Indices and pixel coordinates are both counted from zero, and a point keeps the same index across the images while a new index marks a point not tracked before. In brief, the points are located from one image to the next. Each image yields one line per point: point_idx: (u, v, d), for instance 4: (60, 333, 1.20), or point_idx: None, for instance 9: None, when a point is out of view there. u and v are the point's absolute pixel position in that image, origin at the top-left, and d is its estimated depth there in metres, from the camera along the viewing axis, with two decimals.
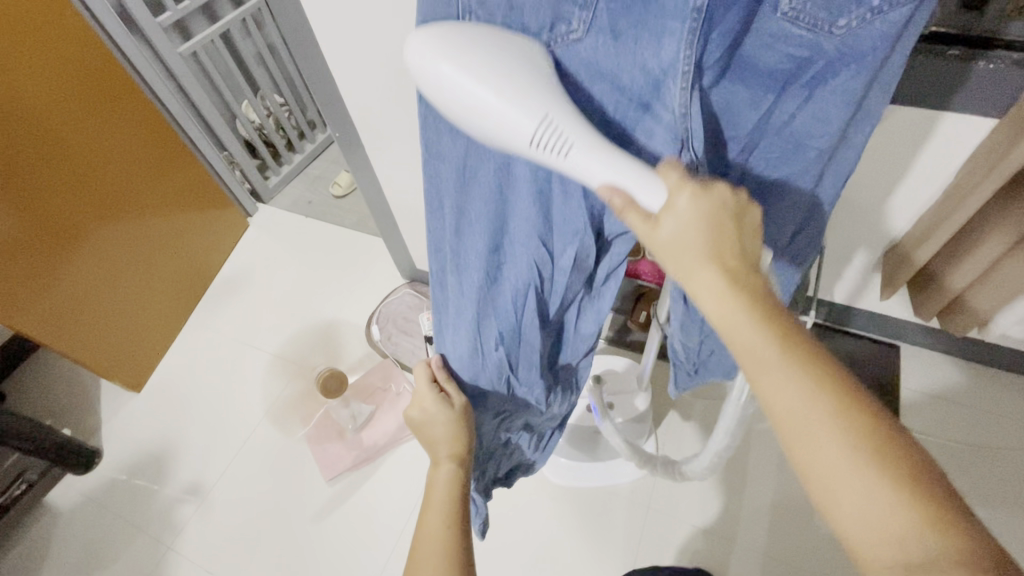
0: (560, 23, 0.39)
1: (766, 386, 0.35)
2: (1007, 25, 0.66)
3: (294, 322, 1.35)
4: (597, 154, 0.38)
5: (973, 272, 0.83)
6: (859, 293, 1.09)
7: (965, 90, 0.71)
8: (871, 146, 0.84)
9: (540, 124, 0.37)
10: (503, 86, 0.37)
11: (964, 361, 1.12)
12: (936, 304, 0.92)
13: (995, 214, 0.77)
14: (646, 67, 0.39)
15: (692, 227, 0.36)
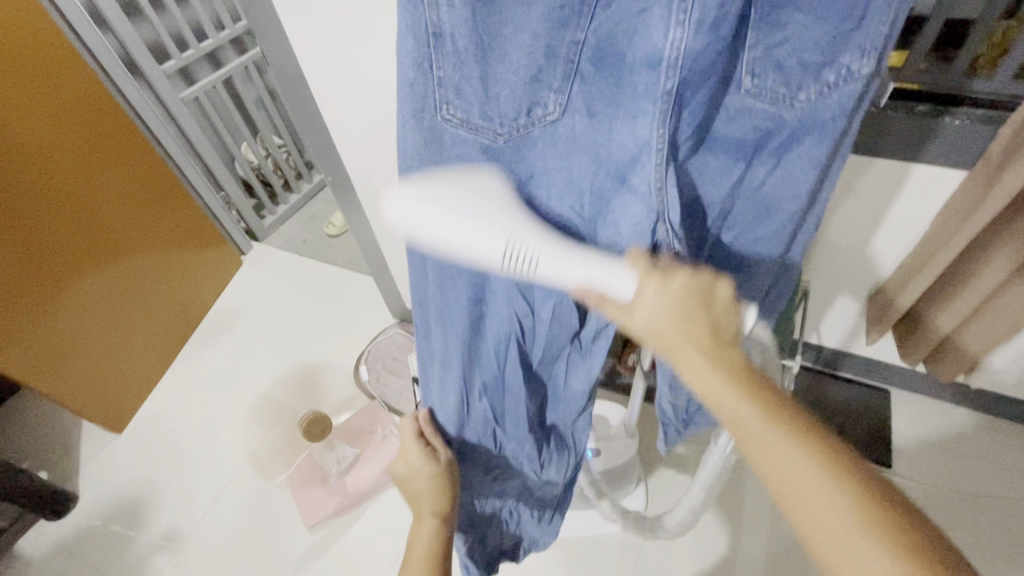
0: (537, 107, 0.40)
1: (760, 463, 0.35)
2: (972, 83, 0.70)
3: (284, 362, 1.34)
4: (561, 265, 0.42)
5: (958, 314, 0.84)
6: (849, 338, 1.09)
7: (937, 146, 0.75)
8: (847, 196, 0.86)
9: (508, 251, 0.42)
10: (467, 226, 0.41)
11: (957, 407, 1.11)
12: (928, 343, 0.91)
13: (973, 259, 0.79)
14: (624, 142, 0.40)
15: (664, 313, 0.39)
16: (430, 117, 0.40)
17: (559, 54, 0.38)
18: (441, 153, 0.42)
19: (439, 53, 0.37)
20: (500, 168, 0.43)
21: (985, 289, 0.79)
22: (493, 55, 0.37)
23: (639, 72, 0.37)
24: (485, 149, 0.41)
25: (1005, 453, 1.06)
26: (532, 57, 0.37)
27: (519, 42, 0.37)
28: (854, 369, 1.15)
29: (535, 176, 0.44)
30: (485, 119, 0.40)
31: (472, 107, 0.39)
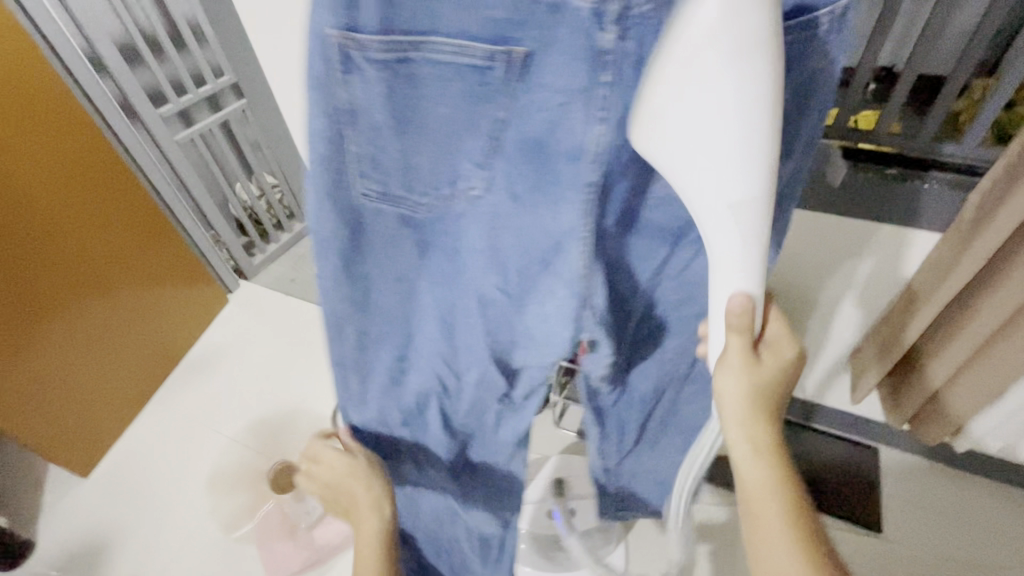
0: (459, 182, 0.42)
1: (749, 464, 0.49)
2: (941, 146, 0.74)
3: (261, 406, 1.31)
4: (755, 245, 0.41)
5: (939, 380, 0.83)
6: (834, 395, 1.07)
7: (915, 209, 0.78)
8: (814, 251, 0.87)
9: (743, 198, 0.38)
10: (755, 150, 0.36)
11: (946, 468, 1.08)
12: (911, 405, 0.89)
13: (950, 326, 0.79)
14: (546, 228, 0.42)
15: (767, 351, 0.50)
16: (341, 189, 0.41)
17: (478, 125, 0.39)
18: (358, 223, 0.43)
19: (349, 129, 0.38)
20: (424, 238, 0.47)
21: (960, 356, 0.78)
22: (410, 129, 0.39)
23: (561, 162, 0.38)
24: (404, 218, 0.44)
25: (994, 518, 1.03)
26: (461, 138, 0.39)
27: (437, 117, 0.38)
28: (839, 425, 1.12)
29: (457, 247, 0.47)
30: (405, 191, 0.42)
31: (389, 180, 0.41)
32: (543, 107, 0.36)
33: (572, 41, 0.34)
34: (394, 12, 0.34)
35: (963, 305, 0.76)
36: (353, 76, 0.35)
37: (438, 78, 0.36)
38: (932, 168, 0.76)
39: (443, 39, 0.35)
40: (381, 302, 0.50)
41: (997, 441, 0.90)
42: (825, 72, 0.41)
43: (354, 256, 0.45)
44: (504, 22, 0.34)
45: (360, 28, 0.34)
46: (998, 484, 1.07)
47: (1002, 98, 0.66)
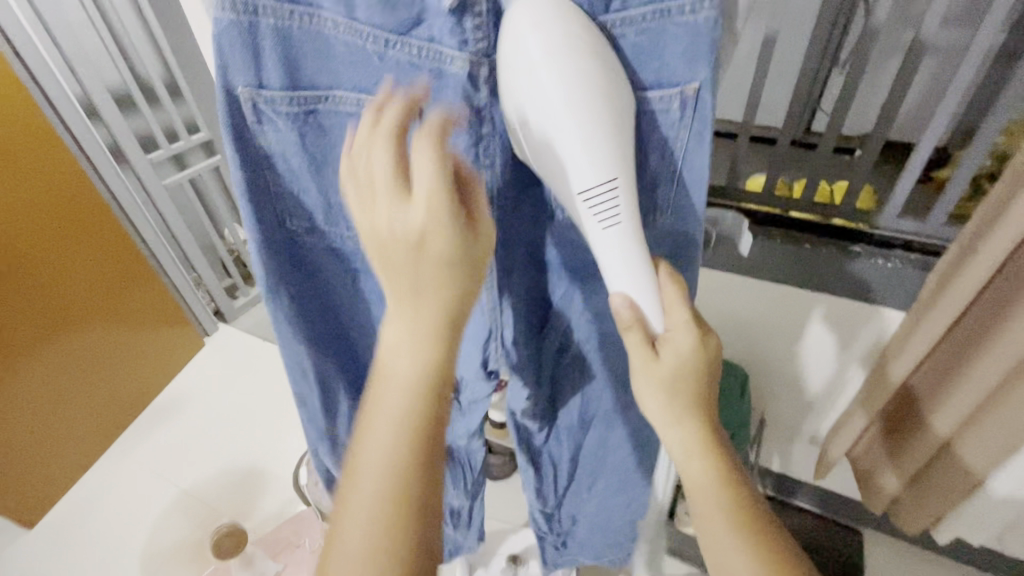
0: None
1: (709, 543, 0.42)
2: (872, 218, 0.75)
3: (220, 459, 1.27)
4: (628, 241, 0.38)
5: (910, 468, 0.80)
6: (807, 466, 1.04)
7: (852, 278, 0.77)
8: (765, 316, 0.87)
9: (599, 184, 0.36)
10: (597, 128, 0.35)
11: (924, 547, 1.05)
12: (884, 492, 0.85)
13: (915, 413, 0.76)
14: (457, 265, 0.46)
15: (686, 360, 0.41)
16: (275, 227, 0.45)
17: None
18: (291, 256, 0.47)
19: (271, 174, 0.42)
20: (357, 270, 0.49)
21: (930, 444, 0.75)
22: (328, 171, 0.43)
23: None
24: (333, 247, 0.47)
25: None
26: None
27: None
28: (819, 501, 1.09)
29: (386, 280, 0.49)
30: (330, 226, 0.45)
31: (314, 215, 0.45)
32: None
33: (452, 103, 0.38)
34: (298, 79, 0.38)
35: (926, 391, 0.74)
36: (266, 125, 0.40)
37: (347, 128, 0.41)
38: (861, 241, 0.77)
39: (343, 93, 0.39)
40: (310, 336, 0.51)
41: (975, 535, 0.84)
42: (681, 147, 0.41)
43: (289, 290, 0.48)
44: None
45: (266, 87, 0.38)
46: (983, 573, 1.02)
47: (966, 176, 0.68)
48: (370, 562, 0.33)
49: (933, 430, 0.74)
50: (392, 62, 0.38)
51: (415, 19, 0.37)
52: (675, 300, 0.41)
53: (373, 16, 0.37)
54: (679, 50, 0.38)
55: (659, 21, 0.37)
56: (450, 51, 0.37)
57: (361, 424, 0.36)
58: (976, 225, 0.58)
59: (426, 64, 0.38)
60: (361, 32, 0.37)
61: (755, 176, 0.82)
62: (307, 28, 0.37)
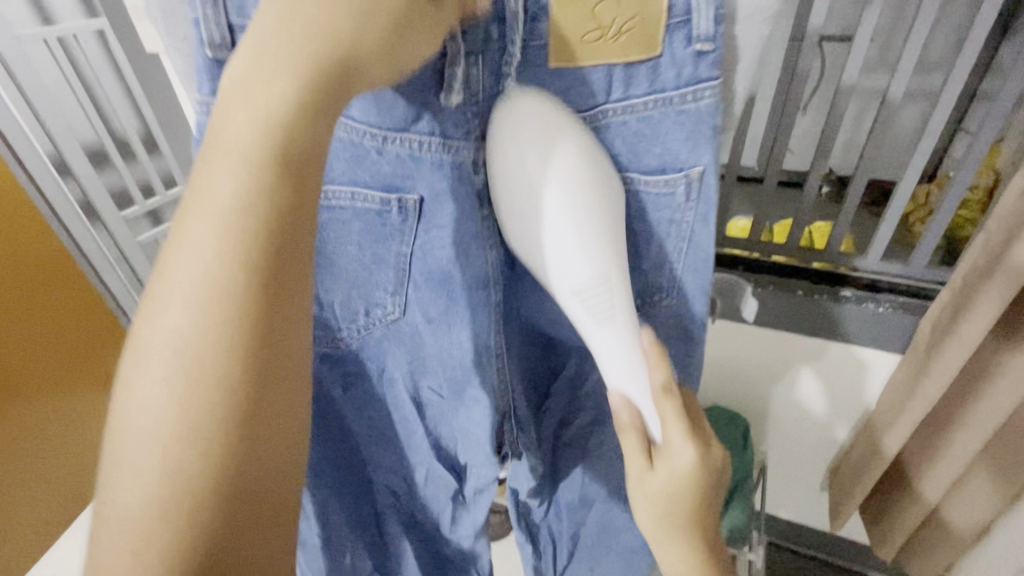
0: (376, 309, 0.42)
1: None
2: (850, 259, 0.75)
3: None
4: (625, 339, 0.38)
5: (919, 513, 0.78)
6: (811, 510, 1.03)
7: (839, 322, 0.78)
8: (753, 359, 0.89)
9: (592, 278, 0.36)
10: (586, 225, 0.36)
11: None
12: (894, 542, 0.84)
13: (920, 456, 0.77)
14: (462, 350, 0.42)
15: (683, 474, 0.40)
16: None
17: (388, 261, 0.41)
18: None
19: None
20: (349, 368, 0.47)
21: (937, 490, 0.75)
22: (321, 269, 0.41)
23: (470, 285, 0.41)
24: (326, 350, 0.45)
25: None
26: (372, 272, 0.41)
27: (346, 254, 0.40)
28: (828, 549, 1.07)
29: (383, 370, 0.47)
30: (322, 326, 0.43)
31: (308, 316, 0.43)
32: (441, 244, 0.39)
33: (460, 192, 0.38)
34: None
35: (931, 432, 0.75)
36: None
37: (342, 220, 0.39)
38: (848, 284, 0.78)
39: (338, 186, 0.38)
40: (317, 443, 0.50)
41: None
42: (685, 226, 0.44)
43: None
44: (390, 176, 0.37)
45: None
46: None
47: (943, 223, 0.69)
48: (162, 493, 0.24)
49: (939, 475, 0.74)
50: (389, 155, 0.37)
51: (416, 113, 0.36)
52: (673, 410, 0.39)
53: (369, 114, 0.36)
54: (679, 133, 0.39)
55: (661, 109, 0.39)
56: (456, 141, 0.37)
57: (159, 278, 0.26)
58: (961, 278, 0.59)
59: (431, 153, 0.37)
60: (355, 130, 0.36)
61: (736, 221, 0.82)
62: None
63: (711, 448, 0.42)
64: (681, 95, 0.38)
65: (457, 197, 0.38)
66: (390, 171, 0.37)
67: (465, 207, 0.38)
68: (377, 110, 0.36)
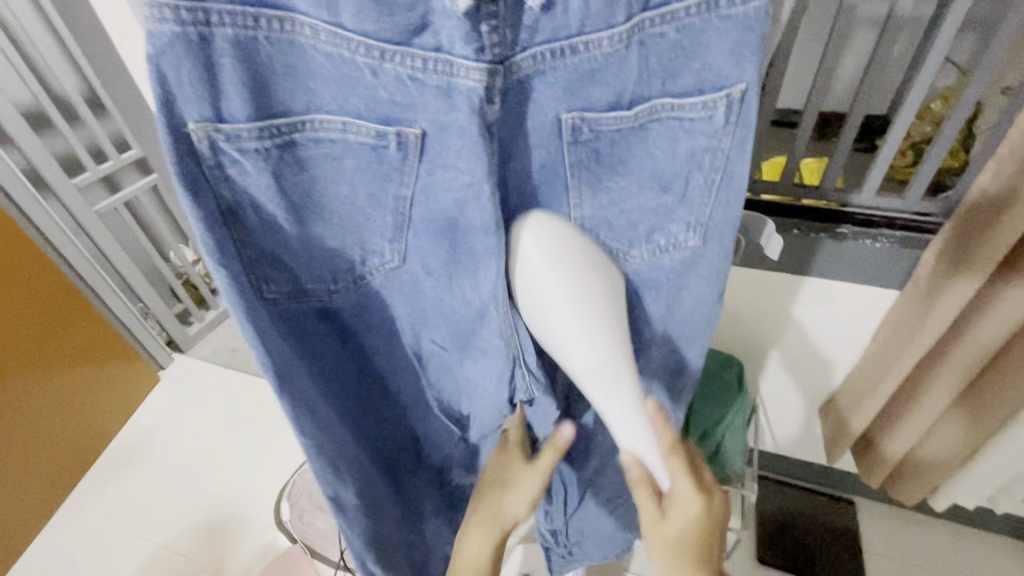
0: (373, 257, 0.40)
1: None
2: (846, 196, 0.75)
3: (187, 506, 1.16)
4: (635, 407, 0.42)
5: (909, 441, 0.81)
6: (804, 444, 1.06)
7: (842, 260, 0.77)
8: (755, 302, 0.87)
9: (604, 363, 0.40)
10: (596, 327, 0.39)
11: (909, 511, 1.11)
12: (884, 468, 0.87)
13: (913, 389, 0.78)
14: (466, 298, 0.41)
15: (694, 515, 0.44)
16: (251, 294, 0.37)
17: (386, 203, 0.37)
18: (273, 322, 0.39)
19: (237, 228, 0.34)
20: (347, 325, 0.44)
21: (929, 419, 0.77)
22: (315, 218, 0.37)
23: (476, 237, 0.38)
24: (322, 307, 0.41)
25: (969, 567, 1.04)
26: (369, 218, 0.38)
27: (338, 196, 0.37)
28: (819, 479, 1.12)
29: (386, 320, 0.45)
30: (316, 280, 0.39)
31: (297, 267, 0.38)
32: (446, 186, 0.36)
33: (467, 125, 0.34)
34: (265, 106, 0.32)
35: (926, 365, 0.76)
36: (231, 169, 0.32)
37: (332, 156, 0.35)
38: (845, 221, 0.76)
39: (330, 117, 0.33)
40: (323, 413, 0.44)
41: (969, 500, 0.88)
42: (721, 156, 0.43)
43: (284, 359, 0.40)
44: (389, 108, 0.34)
45: (228, 118, 0.31)
46: (963, 527, 1.09)
47: (942, 149, 0.67)
48: None
49: (932, 406, 0.75)
50: (386, 78, 0.32)
51: (420, 23, 0.32)
52: (680, 465, 0.43)
53: (366, 22, 0.31)
54: (725, 44, 0.38)
55: (702, 15, 0.37)
56: (463, 61, 0.32)
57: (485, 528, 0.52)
58: (965, 213, 0.60)
59: (436, 77, 0.33)
60: (347, 41, 0.31)
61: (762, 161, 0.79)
62: (277, 39, 0.31)
63: (715, 496, 0.46)
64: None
65: (458, 126, 0.34)
66: (389, 99, 0.33)
67: (475, 144, 0.34)
68: (378, 18, 0.31)
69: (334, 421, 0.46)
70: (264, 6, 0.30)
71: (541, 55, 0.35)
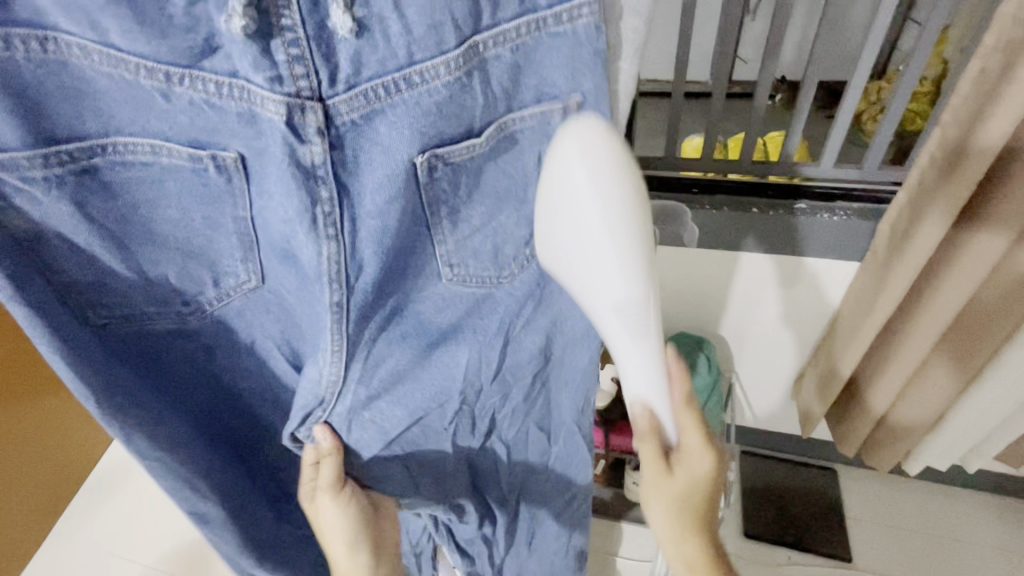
0: (226, 278, 0.41)
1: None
2: (795, 169, 0.73)
3: (177, 529, 1.15)
4: (655, 359, 0.41)
5: (880, 409, 0.82)
6: (782, 417, 1.07)
7: (804, 234, 0.78)
8: (720, 283, 0.88)
9: (637, 308, 0.37)
10: (632, 260, 0.35)
11: (890, 476, 1.13)
12: (858, 435, 0.88)
13: (879, 356, 0.79)
14: (312, 322, 0.42)
15: (701, 462, 0.49)
16: (73, 320, 0.38)
17: (223, 225, 0.38)
18: (102, 345, 0.40)
19: (42, 255, 0.35)
20: (209, 342, 0.44)
21: (897, 386, 0.78)
22: (137, 240, 0.37)
23: (308, 266, 0.38)
24: (172, 326, 0.42)
25: (947, 523, 1.07)
26: (211, 239, 0.39)
27: (166, 218, 0.37)
28: (797, 450, 1.14)
29: (253, 341, 0.46)
30: (156, 304, 0.40)
31: (129, 291, 0.39)
32: (271, 211, 0.37)
33: (275, 152, 0.34)
34: (48, 131, 0.32)
35: (888, 334, 0.77)
36: (18, 197, 0.33)
37: (149, 180, 0.35)
38: (804, 196, 0.76)
39: (130, 139, 0.34)
40: (183, 432, 0.46)
41: (942, 461, 0.90)
42: None
43: (124, 387, 0.42)
44: (195, 131, 0.34)
45: (1, 146, 0.31)
46: (943, 487, 1.11)
47: (895, 119, 0.67)
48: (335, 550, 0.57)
49: (897, 373, 0.77)
50: (181, 102, 0.33)
51: (207, 45, 0.31)
52: (692, 424, 0.48)
53: (137, 43, 0.31)
54: (560, 59, 0.39)
55: (533, 33, 0.37)
56: (260, 90, 0.32)
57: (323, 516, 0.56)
58: (919, 177, 0.59)
59: (234, 103, 0.33)
60: (123, 61, 0.31)
61: (689, 141, 0.79)
62: (41, 59, 0.30)
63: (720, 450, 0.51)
64: (554, 14, 0.37)
65: (269, 154, 0.34)
66: (190, 122, 0.34)
67: (284, 181, 0.34)
68: (151, 40, 0.31)
69: (191, 437, 0.47)
70: (15, 24, 0.29)
71: (355, 95, 0.34)
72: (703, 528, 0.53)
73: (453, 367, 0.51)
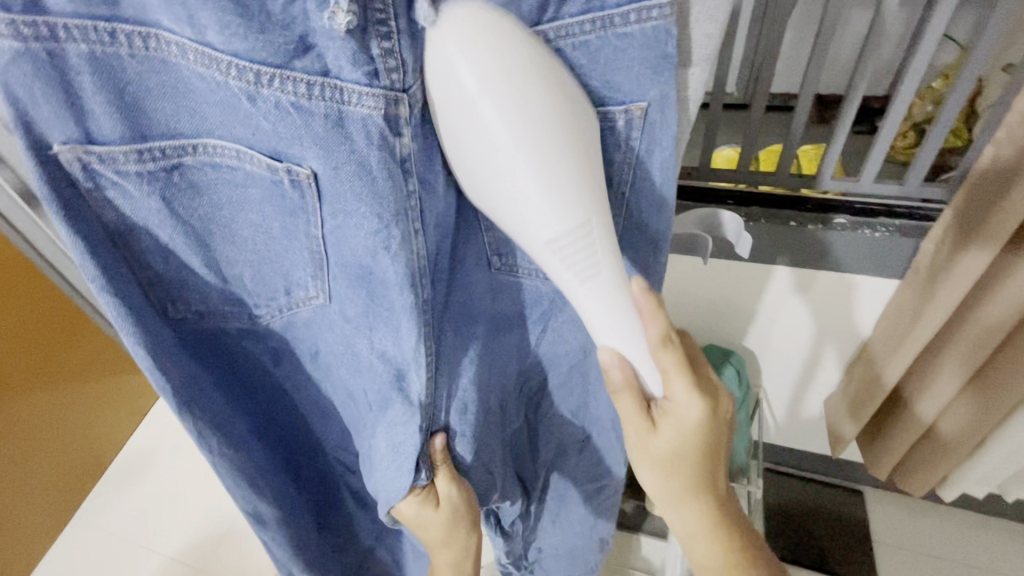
0: (297, 290, 0.42)
1: (691, 541, 0.52)
2: (829, 183, 0.72)
3: (194, 517, 1.16)
4: (609, 293, 0.38)
5: (911, 436, 0.81)
6: (809, 433, 1.05)
7: (841, 251, 0.75)
8: (751, 295, 0.86)
9: (570, 231, 0.35)
10: (556, 174, 0.34)
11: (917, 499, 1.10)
12: (889, 458, 0.86)
13: (914, 382, 0.78)
14: (386, 351, 0.41)
15: (691, 415, 0.45)
16: (153, 313, 0.40)
17: (299, 234, 0.38)
18: (178, 341, 0.42)
19: (128, 249, 0.37)
20: (279, 343, 0.46)
21: (933, 410, 0.76)
22: (214, 237, 0.38)
23: (393, 291, 0.37)
24: (245, 328, 0.44)
25: (975, 549, 1.04)
26: (287, 249, 0.39)
27: (248, 222, 0.38)
28: (825, 471, 1.11)
29: (317, 351, 0.47)
30: (230, 305, 0.42)
31: (206, 288, 0.41)
32: (348, 234, 0.36)
33: (368, 155, 0.33)
34: (142, 128, 0.33)
35: (927, 357, 0.75)
36: (110, 188, 0.34)
37: (233, 184, 0.36)
38: (840, 210, 0.74)
39: (218, 141, 0.34)
40: (242, 432, 0.49)
41: (980, 489, 0.87)
42: (628, 168, 0.43)
43: (195, 382, 0.44)
44: (275, 140, 0.34)
45: (100, 139, 0.33)
46: (973, 513, 1.08)
47: (938, 137, 0.65)
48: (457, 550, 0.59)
49: (934, 399, 0.75)
50: (266, 107, 0.32)
51: (301, 44, 0.31)
52: (671, 367, 0.43)
53: (234, 39, 0.30)
54: (627, 62, 0.39)
55: (599, 31, 0.37)
56: (355, 85, 0.32)
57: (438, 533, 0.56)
58: (962, 203, 0.58)
59: (323, 103, 0.32)
60: (217, 61, 0.31)
61: (721, 152, 0.79)
62: (143, 56, 0.31)
63: (714, 396, 0.46)
64: (622, 14, 0.37)
65: (347, 165, 0.34)
66: (274, 128, 0.33)
67: (374, 183, 0.34)
68: (249, 35, 0.30)
69: (247, 430, 0.50)
70: (121, 21, 0.30)
71: None
72: (706, 485, 0.49)
73: (490, 375, 0.51)
